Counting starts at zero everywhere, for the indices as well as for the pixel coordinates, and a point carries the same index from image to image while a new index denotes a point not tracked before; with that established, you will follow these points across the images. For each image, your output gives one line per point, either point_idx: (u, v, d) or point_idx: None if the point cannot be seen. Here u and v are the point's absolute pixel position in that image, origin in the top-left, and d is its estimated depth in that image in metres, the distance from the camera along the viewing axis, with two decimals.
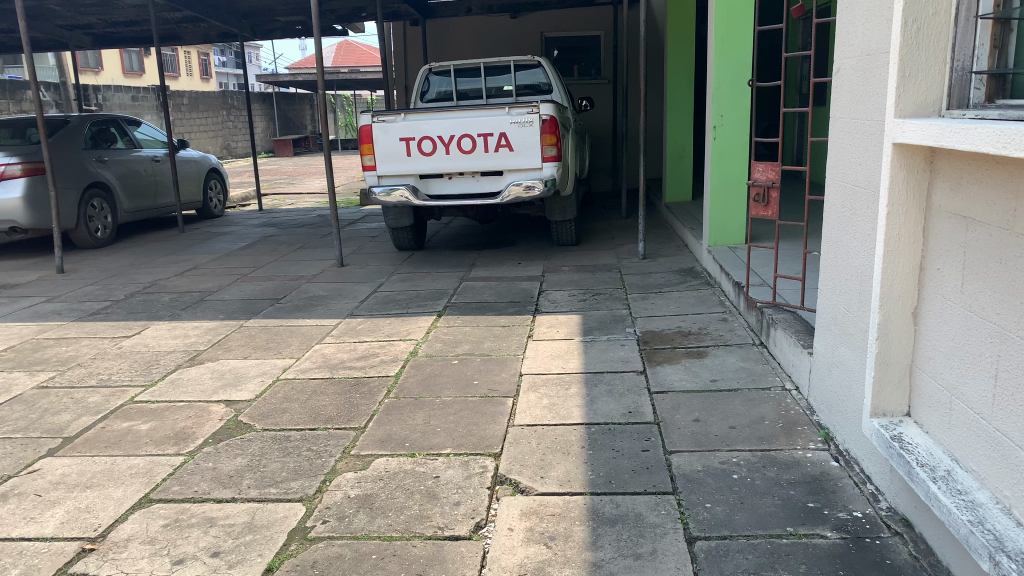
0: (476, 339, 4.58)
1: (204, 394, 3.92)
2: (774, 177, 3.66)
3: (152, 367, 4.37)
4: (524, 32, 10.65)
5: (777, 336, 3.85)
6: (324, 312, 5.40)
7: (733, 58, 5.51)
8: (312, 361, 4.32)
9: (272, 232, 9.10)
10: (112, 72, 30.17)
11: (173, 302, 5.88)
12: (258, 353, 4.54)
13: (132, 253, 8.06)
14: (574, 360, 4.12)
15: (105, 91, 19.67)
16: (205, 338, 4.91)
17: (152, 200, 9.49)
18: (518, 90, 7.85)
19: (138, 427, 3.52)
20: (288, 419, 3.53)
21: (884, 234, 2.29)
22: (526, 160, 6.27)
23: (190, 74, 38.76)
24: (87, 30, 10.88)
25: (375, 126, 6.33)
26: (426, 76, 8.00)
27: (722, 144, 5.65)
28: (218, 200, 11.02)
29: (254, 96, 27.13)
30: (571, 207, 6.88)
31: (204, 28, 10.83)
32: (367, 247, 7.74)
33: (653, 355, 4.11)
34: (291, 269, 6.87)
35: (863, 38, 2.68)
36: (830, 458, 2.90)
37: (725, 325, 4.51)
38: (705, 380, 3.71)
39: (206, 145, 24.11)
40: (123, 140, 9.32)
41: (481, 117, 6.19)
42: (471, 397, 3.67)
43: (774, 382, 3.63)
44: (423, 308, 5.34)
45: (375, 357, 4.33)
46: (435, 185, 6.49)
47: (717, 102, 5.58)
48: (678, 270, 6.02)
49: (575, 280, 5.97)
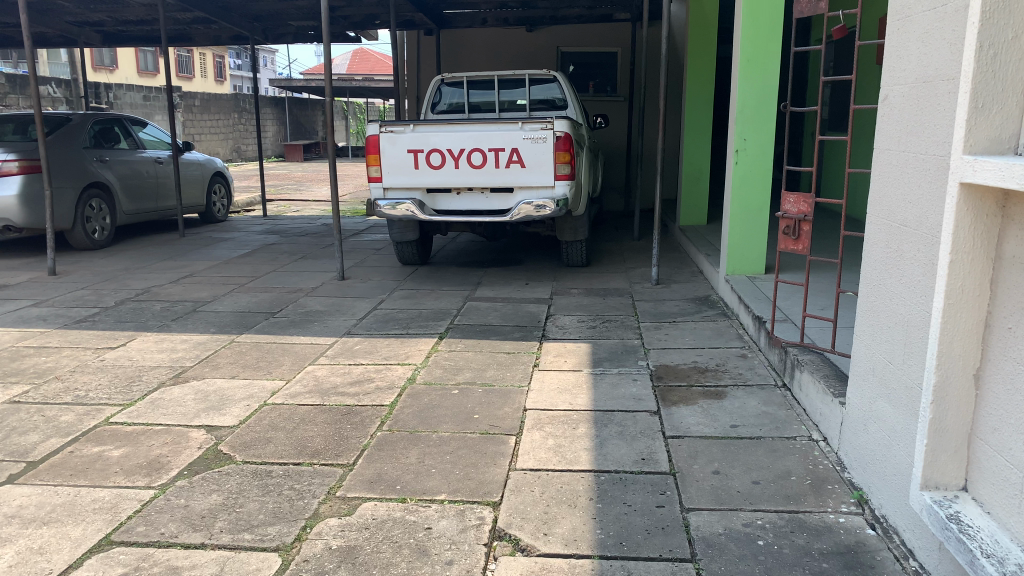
0: (478, 367, 4.31)
1: (184, 417, 3.65)
2: (806, 210, 3.38)
3: (133, 384, 4.11)
4: (539, 45, 10.42)
5: (803, 381, 3.57)
6: (320, 330, 5.14)
7: (759, 81, 5.27)
8: (302, 385, 4.06)
9: (273, 240, 8.86)
10: (126, 71, 30.10)
11: (164, 312, 5.62)
12: (247, 373, 4.28)
13: (127, 257, 7.82)
14: (582, 395, 3.84)
15: (117, 90, 19.52)
16: (193, 353, 4.65)
17: (153, 202, 9.26)
18: (532, 104, 7.62)
19: (109, 453, 3.26)
20: (271, 451, 3.26)
21: (945, 285, 2.02)
22: (538, 178, 6.01)
23: (204, 76, 38.79)
24: (97, 28, 10.69)
25: (383, 136, 6.08)
26: (438, 86, 7.76)
27: (744, 168, 5.37)
28: (221, 205, 10.79)
29: (266, 100, 27.01)
30: (582, 227, 6.61)
31: (215, 30, 10.63)
32: (369, 261, 7.48)
33: (667, 393, 3.84)
34: (289, 280, 6.62)
35: (920, 62, 2.43)
36: (865, 525, 2.62)
37: (745, 363, 4.24)
38: (724, 426, 3.43)
39: (216, 147, 23.96)
40: (127, 140, 9.11)
41: (493, 131, 5.95)
42: (469, 433, 3.39)
43: (800, 431, 3.35)
44: (424, 329, 5.08)
45: (369, 383, 4.06)
46: (442, 200, 6.24)
47: (740, 125, 5.32)
48: (693, 299, 5.74)
49: (584, 304, 5.70)
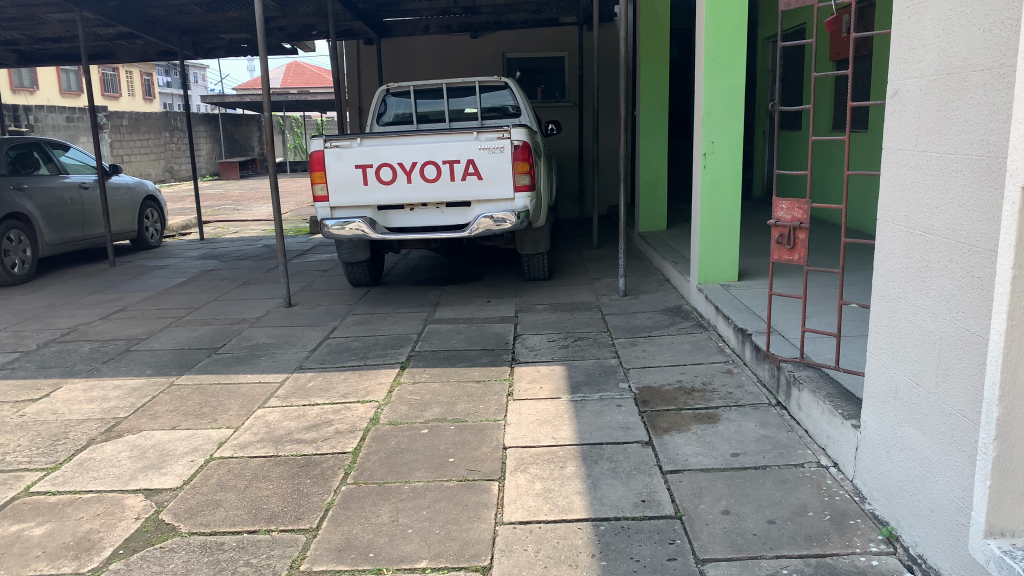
0: (448, 400, 3.95)
1: (118, 480, 3.20)
2: (801, 216, 3.13)
3: (58, 442, 3.63)
4: (484, 52, 10.11)
5: (803, 400, 3.31)
6: (269, 365, 4.70)
7: (724, 80, 5.04)
8: (252, 433, 3.63)
9: (213, 266, 8.33)
10: (48, 92, 28.89)
11: (93, 354, 5.10)
12: (189, 421, 3.83)
13: (51, 291, 7.22)
14: (565, 427, 3.52)
15: (38, 111, 18.53)
16: (126, 401, 4.17)
17: (80, 230, 8.64)
18: (483, 112, 7.30)
19: (29, 532, 2.80)
20: (221, 517, 2.84)
21: (1008, 306, 1.74)
22: (496, 190, 5.69)
23: (132, 95, 37.50)
24: (10, 46, 10.00)
25: (328, 151, 5.66)
26: (383, 96, 7.36)
27: (712, 173, 5.13)
28: (154, 230, 10.17)
29: (199, 117, 26.11)
30: (543, 239, 6.31)
31: (140, 45, 10.04)
32: (317, 284, 7.04)
33: (657, 420, 3.52)
34: (232, 310, 6.14)
35: (943, 51, 2.20)
36: (902, 567, 2.34)
37: (732, 379, 3.97)
38: (724, 455, 3.13)
39: (147, 168, 23.05)
40: (47, 166, 8.49)
41: (447, 142, 5.60)
42: (446, 481, 3.03)
43: (807, 456, 3.08)
44: (384, 359, 4.69)
45: (328, 428, 3.65)
46: (395, 216, 5.86)
47: (707, 127, 5.08)
48: (664, 310, 5.48)
49: (552, 321, 5.38)
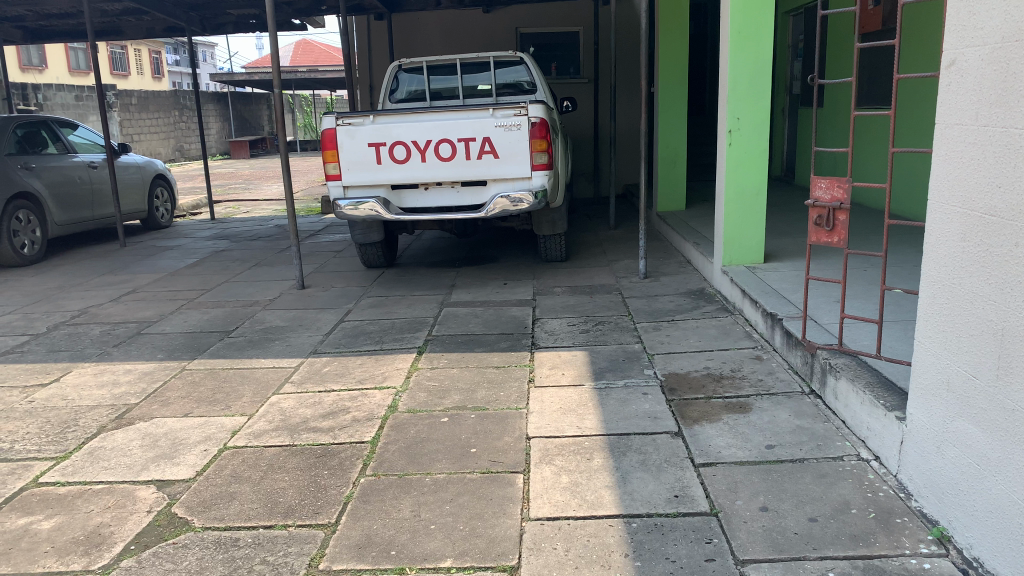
0: (467, 387, 3.82)
1: (130, 471, 3.09)
2: (842, 196, 2.97)
3: (67, 430, 3.53)
4: (496, 27, 9.90)
5: (840, 389, 3.17)
6: (282, 350, 4.59)
7: (750, 54, 4.84)
8: (267, 421, 3.52)
9: (224, 247, 8.21)
10: (56, 70, 28.73)
11: (103, 338, 5.00)
12: (202, 408, 3.72)
13: (61, 273, 7.13)
14: (590, 416, 3.39)
15: (47, 90, 18.40)
16: (137, 387, 4.06)
17: (90, 210, 8.53)
18: (497, 89, 7.11)
19: (38, 526, 2.69)
20: (237, 511, 2.74)
21: None
22: (512, 169, 5.53)
23: (141, 73, 37.33)
24: (17, 23, 9.84)
25: (340, 129, 5.52)
26: (395, 73, 7.20)
27: (737, 150, 4.96)
28: (164, 210, 10.05)
29: (208, 96, 25.92)
30: (560, 219, 6.16)
31: (148, 21, 9.87)
32: (330, 265, 6.92)
33: (686, 409, 3.39)
34: (244, 292, 6.03)
35: (1011, 16, 2.03)
36: (956, 571, 2.21)
37: (762, 366, 3.84)
38: (759, 448, 3.01)
39: (157, 147, 22.93)
40: (56, 145, 8.37)
41: (462, 119, 5.44)
42: (469, 474, 2.91)
43: (845, 449, 2.95)
44: (400, 344, 4.57)
45: (344, 416, 3.54)
46: (409, 196, 5.72)
47: (732, 103, 4.90)
48: (686, 293, 5.33)
49: (571, 304, 5.24)
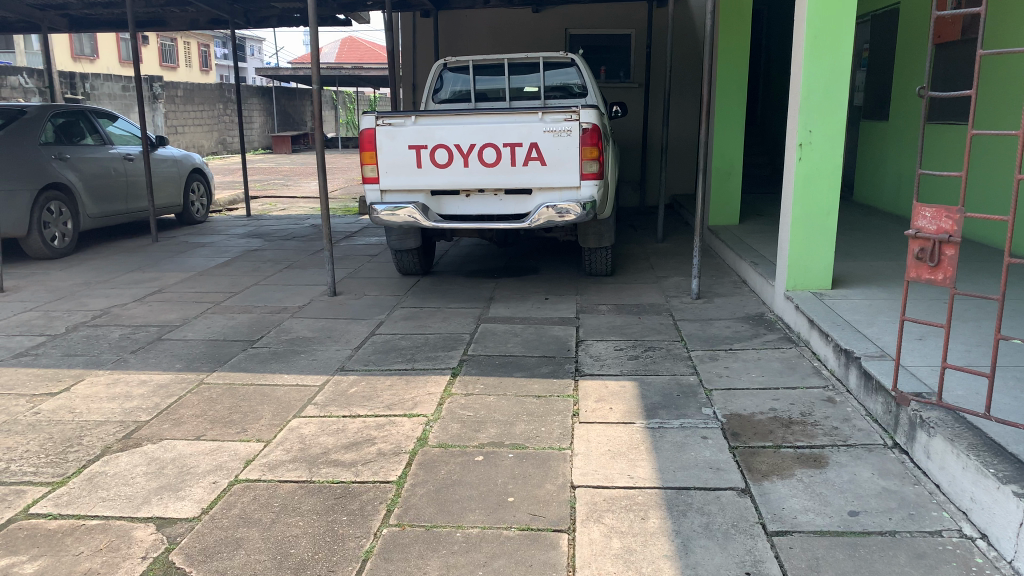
0: (505, 419, 3.46)
1: (130, 504, 2.79)
2: (953, 227, 2.54)
3: (69, 450, 3.24)
4: (546, 28, 9.55)
5: (933, 448, 2.78)
6: (307, 365, 4.27)
7: (827, 60, 4.42)
8: (284, 451, 3.20)
9: (256, 246, 7.96)
10: (108, 61, 29.04)
11: (122, 342, 4.74)
12: (216, 431, 3.41)
13: (90, 268, 6.93)
14: (642, 463, 3.02)
15: (94, 79, 18.44)
16: (150, 402, 3.77)
17: (124, 204, 8.35)
18: (545, 91, 6.74)
19: (19, 570, 2.39)
20: (242, 563, 2.41)
21: None
22: (560, 178, 5.16)
23: (189, 66, 37.73)
24: (62, 11, 9.71)
25: (380, 129, 5.21)
26: (439, 71, 6.87)
27: (808, 166, 4.53)
28: (199, 205, 9.86)
29: (252, 90, 25.92)
30: (608, 232, 5.77)
31: (192, 13, 9.67)
32: (363, 270, 6.62)
33: (753, 460, 3.02)
34: (273, 297, 5.75)
35: None
36: None
37: (835, 410, 3.44)
38: (841, 515, 2.61)
39: (200, 140, 22.95)
40: (93, 136, 8.20)
41: (509, 123, 5.09)
42: (506, 530, 2.56)
43: (943, 520, 2.55)
44: (433, 363, 4.22)
45: (369, 448, 3.21)
46: (449, 203, 5.39)
47: (805, 114, 4.48)
48: (744, 318, 4.92)
49: (617, 325, 4.86)
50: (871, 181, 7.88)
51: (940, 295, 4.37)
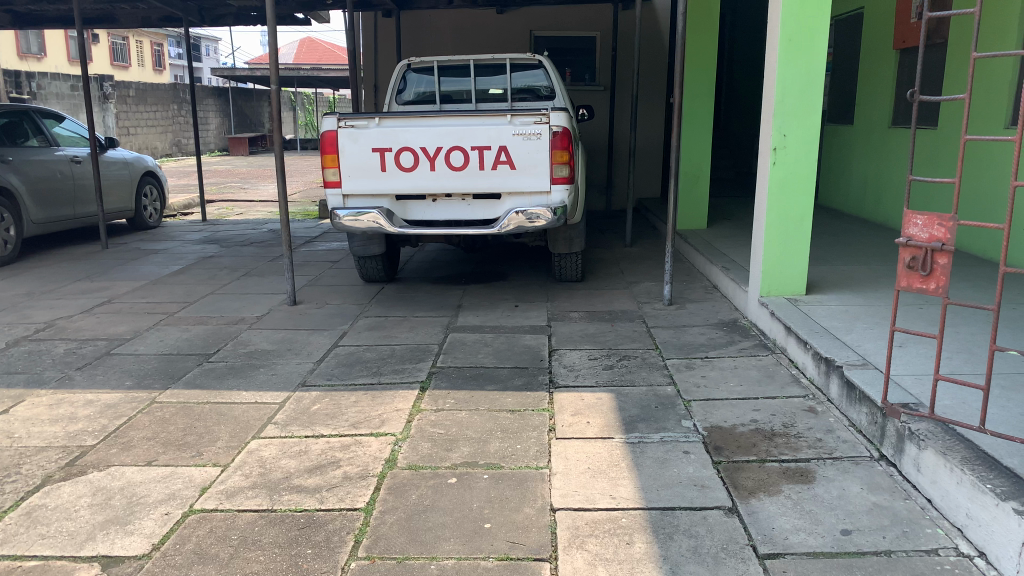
0: (478, 437, 3.30)
1: (72, 541, 2.56)
2: (946, 235, 2.46)
3: (6, 480, 2.99)
4: (510, 29, 9.40)
5: (924, 461, 2.67)
6: (267, 380, 4.06)
7: (802, 62, 4.34)
8: (243, 476, 3.00)
9: (213, 252, 7.68)
10: (56, 59, 28.18)
11: (67, 358, 4.46)
12: (168, 456, 3.19)
13: (34, 277, 6.59)
14: (625, 482, 2.88)
15: (41, 78, 17.82)
16: (96, 424, 3.53)
17: (71, 209, 7.99)
18: (512, 94, 6.59)
19: None
20: None
21: None
22: (530, 182, 5.02)
23: (141, 66, 36.85)
24: (4, 7, 9.29)
25: (342, 132, 5.00)
26: (403, 72, 6.67)
27: (783, 170, 4.45)
28: (152, 209, 9.51)
29: (207, 91, 25.35)
30: (578, 237, 5.65)
31: (143, 11, 9.32)
32: (325, 278, 6.39)
33: (737, 476, 2.89)
34: (230, 307, 5.50)
35: None
36: None
37: (818, 421, 3.34)
38: (833, 535, 2.49)
39: (153, 141, 22.36)
40: (38, 137, 7.83)
41: (476, 125, 4.93)
42: (484, 561, 2.40)
43: (938, 537, 2.44)
44: (401, 377, 4.04)
45: (334, 471, 3.02)
46: (414, 208, 5.20)
47: (779, 118, 4.40)
48: (718, 324, 4.82)
49: (590, 333, 4.72)
50: (837, 184, 7.89)
51: (916, 299, 4.32)
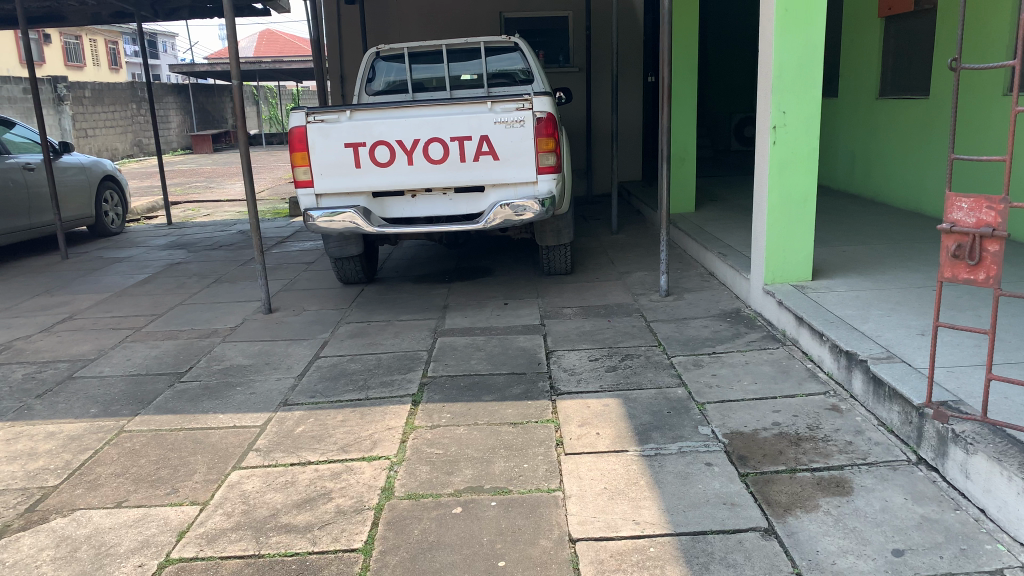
0: (481, 455, 3.03)
1: None
2: (996, 220, 2.24)
3: None
4: (479, 11, 9.06)
5: (974, 467, 2.45)
6: (246, 400, 3.75)
7: (799, 33, 4.08)
8: (224, 515, 2.70)
9: (181, 258, 7.31)
10: (8, 62, 27.34)
11: (26, 384, 4.12)
12: (141, 495, 2.88)
13: None
14: (648, 503, 2.62)
15: None
16: (59, 461, 3.21)
17: (26, 218, 7.55)
18: (489, 79, 6.29)
19: None
20: None
21: None
22: (515, 172, 4.73)
23: (97, 65, 35.96)
24: None
25: (311, 127, 4.67)
26: (372, 61, 6.33)
27: (783, 150, 4.21)
28: (113, 215, 9.08)
29: (167, 89, 24.64)
30: (566, 228, 5.38)
31: (93, 7, 8.85)
32: (301, 281, 6.06)
33: (769, 490, 2.65)
34: (202, 318, 5.17)
35: None
36: None
37: (845, 421, 3.11)
38: (885, 557, 2.25)
39: (113, 142, 21.69)
40: None
41: (455, 114, 4.63)
42: None
43: (1000, 556, 2.22)
44: (391, 390, 3.75)
45: (325, 505, 2.73)
46: (393, 206, 4.89)
47: (777, 94, 4.15)
48: (720, 315, 4.59)
49: (587, 331, 4.46)
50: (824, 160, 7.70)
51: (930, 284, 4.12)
